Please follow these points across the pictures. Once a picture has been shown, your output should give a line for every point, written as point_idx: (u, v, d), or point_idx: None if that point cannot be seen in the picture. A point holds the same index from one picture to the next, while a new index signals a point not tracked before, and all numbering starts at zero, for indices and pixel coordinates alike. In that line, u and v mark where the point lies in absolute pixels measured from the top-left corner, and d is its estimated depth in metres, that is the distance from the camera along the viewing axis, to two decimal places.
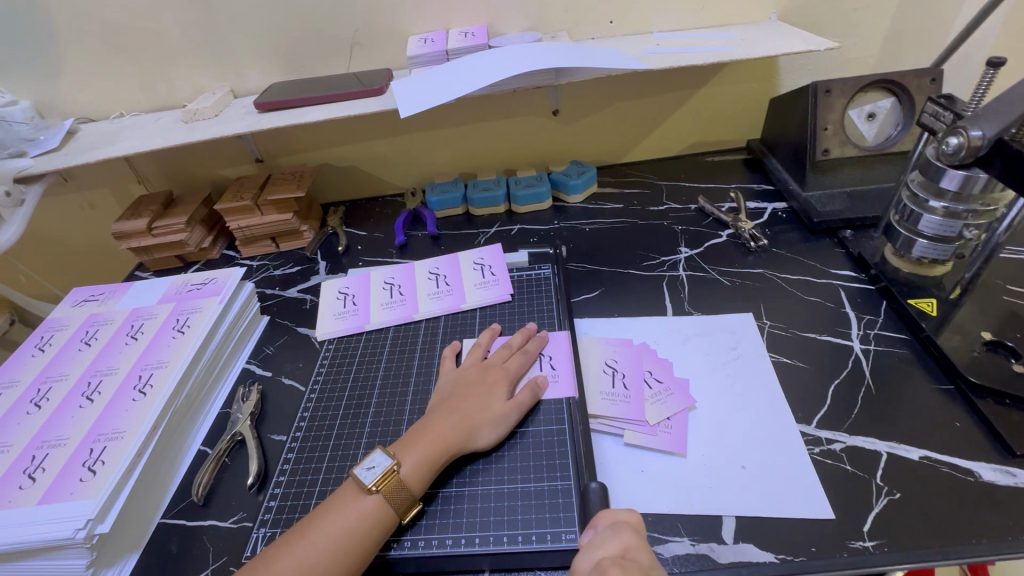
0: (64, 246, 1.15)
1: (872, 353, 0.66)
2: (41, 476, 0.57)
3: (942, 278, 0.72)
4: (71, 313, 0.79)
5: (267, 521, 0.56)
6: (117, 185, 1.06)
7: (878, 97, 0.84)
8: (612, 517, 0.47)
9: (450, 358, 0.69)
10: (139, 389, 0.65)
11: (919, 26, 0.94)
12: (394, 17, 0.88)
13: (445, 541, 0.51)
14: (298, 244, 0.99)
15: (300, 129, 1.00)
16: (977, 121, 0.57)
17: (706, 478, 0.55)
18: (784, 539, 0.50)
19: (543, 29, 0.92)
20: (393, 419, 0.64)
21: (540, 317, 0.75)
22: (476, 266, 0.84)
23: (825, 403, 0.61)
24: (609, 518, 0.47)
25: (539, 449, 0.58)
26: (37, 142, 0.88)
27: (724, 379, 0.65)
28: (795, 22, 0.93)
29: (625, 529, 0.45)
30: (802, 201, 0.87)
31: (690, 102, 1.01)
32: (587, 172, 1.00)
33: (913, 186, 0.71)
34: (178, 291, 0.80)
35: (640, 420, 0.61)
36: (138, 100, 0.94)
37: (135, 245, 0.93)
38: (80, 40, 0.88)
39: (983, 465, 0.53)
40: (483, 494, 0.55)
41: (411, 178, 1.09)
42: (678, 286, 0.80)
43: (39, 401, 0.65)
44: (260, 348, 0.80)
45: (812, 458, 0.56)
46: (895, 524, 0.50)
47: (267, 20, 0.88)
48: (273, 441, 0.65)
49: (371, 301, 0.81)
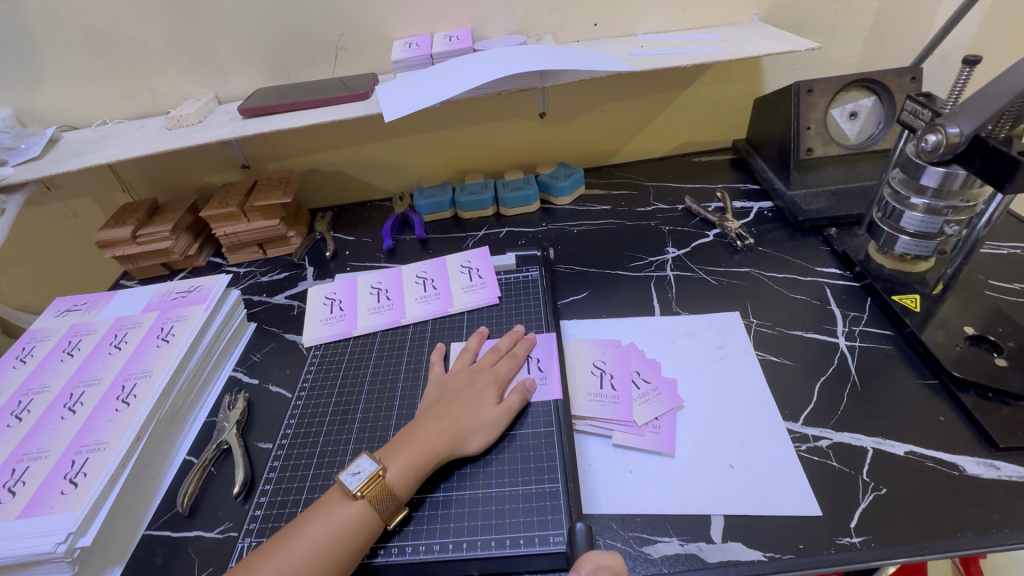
0: (49, 256, 1.14)
1: (858, 349, 0.67)
2: (22, 489, 0.56)
3: (925, 274, 0.72)
4: (54, 324, 0.78)
5: (252, 530, 0.55)
6: (101, 193, 1.05)
7: (860, 96, 0.85)
8: (594, 561, 0.45)
9: (438, 360, 0.68)
10: (122, 399, 0.64)
11: (899, 26, 0.95)
12: (378, 21, 0.88)
13: (432, 547, 0.51)
14: (285, 250, 0.99)
15: (286, 135, 0.99)
16: (955, 118, 0.58)
17: (694, 477, 0.55)
18: (772, 538, 0.50)
19: (527, 32, 0.92)
20: (381, 425, 0.64)
21: (527, 318, 0.74)
22: (464, 269, 0.84)
23: (812, 400, 0.61)
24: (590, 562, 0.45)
25: (527, 452, 0.58)
26: (18, 151, 0.87)
27: (711, 378, 0.65)
28: (777, 23, 0.94)
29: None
30: (788, 199, 0.88)
31: (675, 104, 1.02)
32: (574, 174, 1.00)
33: (894, 183, 0.72)
34: (163, 299, 0.79)
35: (628, 420, 0.61)
36: (121, 107, 0.94)
37: (118, 254, 0.92)
38: (61, 47, 0.87)
39: (967, 458, 0.54)
40: (471, 498, 0.55)
41: (398, 183, 1.09)
42: (666, 286, 0.80)
43: (20, 414, 0.64)
44: (248, 355, 0.79)
45: (799, 456, 0.56)
46: (882, 519, 0.50)
47: (251, 25, 0.87)
48: (260, 449, 0.65)
49: (359, 306, 0.81)
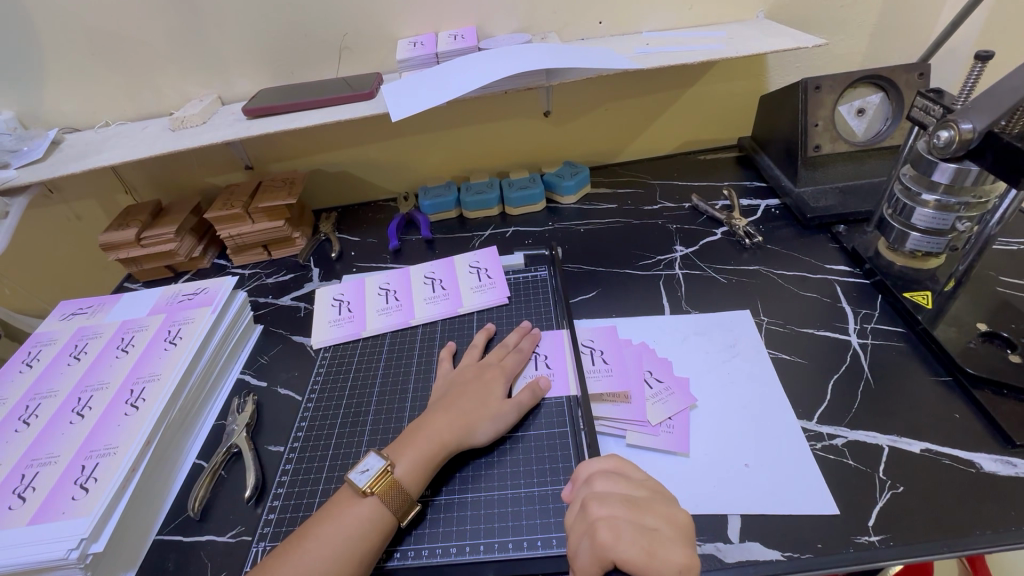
0: (51, 258, 1.13)
1: (870, 347, 0.66)
2: (32, 495, 0.55)
3: (936, 271, 0.72)
4: (59, 327, 0.78)
5: (266, 534, 0.55)
6: (104, 196, 1.04)
7: (867, 93, 0.85)
8: (587, 471, 0.50)
9: (483, 342, 0.70)
10: (131, 403, 0.63)
11: (906, 21, 0.95)
12: (383, 20, 0.88)
13: (449, 549, 0.51)
14: (289, 252, 0.98)
15: (291, 136, 0.99)
16: (967, 114, 0.57)
17: (710, 479, 0.55)
18: (789, 537, 0.50)
19: (533, 30, 0.92)
20: (393, 423, 0.64)
21: (538, 316, 0.74)
22: (472, 269, 0.83)
23: (826, 399, 0.61)
24: (585, 471, 0.50)
25: (541, 452, 0.57)
26: (20, 153, 0.86)
27: (723, 377, 0.65)
28: (782, 20, 0.93)
29: (600, 478, 0.48)
30: (795, 197, 0.88)
31: (680, 102, 1.01)
32: (580, 173, 1.00)
33: (905, 179, 0.71)
34: (168, 302, 0.79)
35: (641, 420, 0.60)
36: (123, 108, 0.93)
37: (123, 256, 0.91)
38: (63, 48, 0.86)
39: (983, 455, 0.54)
40: (486, 499, 0.54)
41: (403, 183, 1.08)
42: (675, 285, 0.80)
43: (28, 419, 0.64)
44: (255, 358, 0.79)
45: (814, 454, 0.56)
46: (899, 517, 0.50)
47: (254, 25, 0.86)
48: (270, 452, 0.64)
49: (367, 308, 0.80)
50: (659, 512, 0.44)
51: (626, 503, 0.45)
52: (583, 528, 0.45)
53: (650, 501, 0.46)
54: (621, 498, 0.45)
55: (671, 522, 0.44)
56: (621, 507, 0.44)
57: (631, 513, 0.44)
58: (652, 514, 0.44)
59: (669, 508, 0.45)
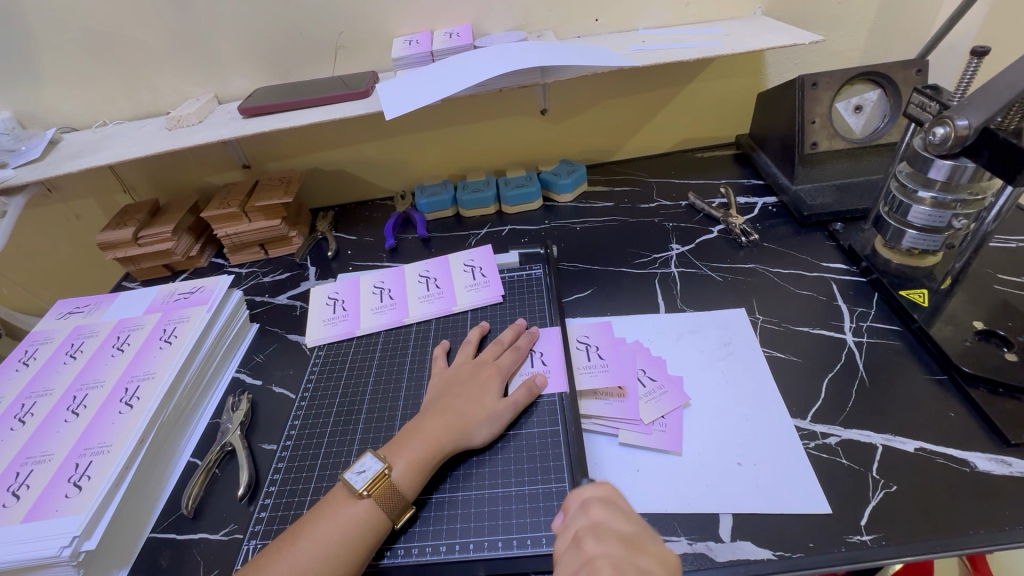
0: (48, 256, 1.13)
1: (865, 345, 0.66)
2: (26, 493, 0.55)
3: (933, 269, 0.71)
4: (56, 326, 0.78)
5: (257, 532, 0.55)
6: (102, 195, 1.04)
7: (865, 89, 0.84)
8: (581, 496, 0.49)
9: (476, 339, 0.70)
10: (126, 402, 0.63)
11: (904, 18, 0.94)
12: (378, 18, 0.88)
13: (438, 548, 0.51)
14: (286, 251, 0.98)
15: (288, 136, 0.99)
16: (963, 111, 0.57)
17: (702, 477, 0.55)
18: (782, 537, 0.49)
19: (528, 28, 0.91)
20: (386, 422, 0.64)
21: (531, 315, 0.74)
22: (467, 268, 0.83)
23: (820, 398, 0.61)
24: (578, 498, 0.49)
25: (533, 451, 0.57)
26: (18, 153, 0.86)
27: (716, 375, 0.65)
28: (779, 16, 0.93)
29: (596, 506, 0.47)
30: (792, 195, 0.87)
31: (677, 99, 1.01)
32: (576, 171, 0.99)
33: (902, 177, 0.71)
34: (165, 301, 0.79)
35: (634, 419, 0.60)
36: (120, 108, 0.93)
37: (120, 254, 0.91)
38: (60, 47, 0.87)
39: (979, 455, 0.53)
40: (477, 498, 0.54)
41: (401, 182, 1.08)
42: (670, 282, 0.79)
43: (23, 417, 0.64)
44: (250, 356, 0.79)
45: (807, 453, 0.56)
46: (893, 515, 0.50)
47: (249, 24, 0.87)
48: (264, 450, 0.65)
49: (361, 307, 0.80)
50: (652, 553, 0.43)
51: (621, 543, 0.44)
52: (577, 566, 0.43)
53: (643, 539, 0.45)
54: (615, 537, 0.44)
55: (664, 563, 0.43)
56: (617, 547, 0.43)
57: (627, 554, 0.43)
58: (647, 555, 0.43)
59: (662, 548, 0.44)
